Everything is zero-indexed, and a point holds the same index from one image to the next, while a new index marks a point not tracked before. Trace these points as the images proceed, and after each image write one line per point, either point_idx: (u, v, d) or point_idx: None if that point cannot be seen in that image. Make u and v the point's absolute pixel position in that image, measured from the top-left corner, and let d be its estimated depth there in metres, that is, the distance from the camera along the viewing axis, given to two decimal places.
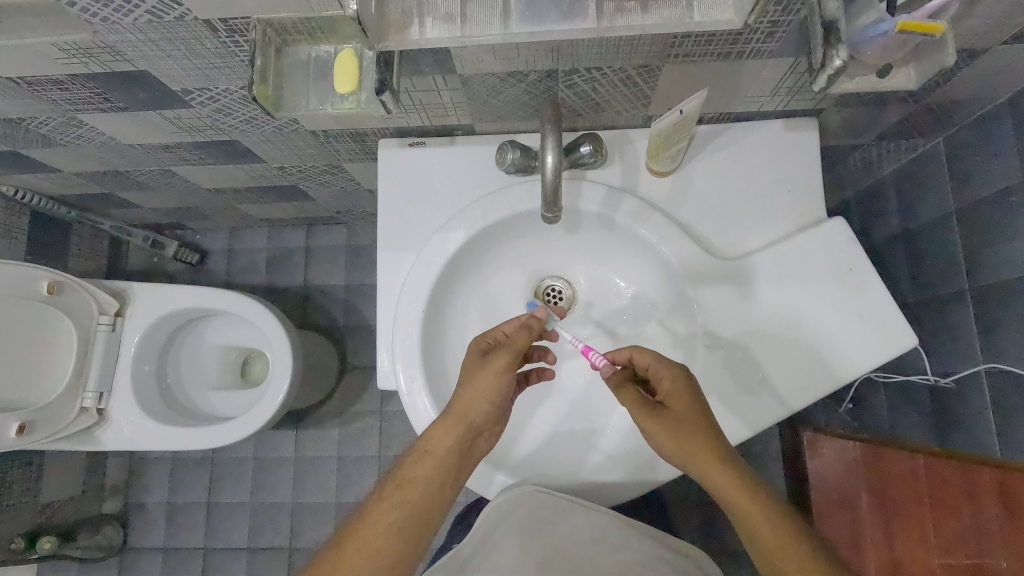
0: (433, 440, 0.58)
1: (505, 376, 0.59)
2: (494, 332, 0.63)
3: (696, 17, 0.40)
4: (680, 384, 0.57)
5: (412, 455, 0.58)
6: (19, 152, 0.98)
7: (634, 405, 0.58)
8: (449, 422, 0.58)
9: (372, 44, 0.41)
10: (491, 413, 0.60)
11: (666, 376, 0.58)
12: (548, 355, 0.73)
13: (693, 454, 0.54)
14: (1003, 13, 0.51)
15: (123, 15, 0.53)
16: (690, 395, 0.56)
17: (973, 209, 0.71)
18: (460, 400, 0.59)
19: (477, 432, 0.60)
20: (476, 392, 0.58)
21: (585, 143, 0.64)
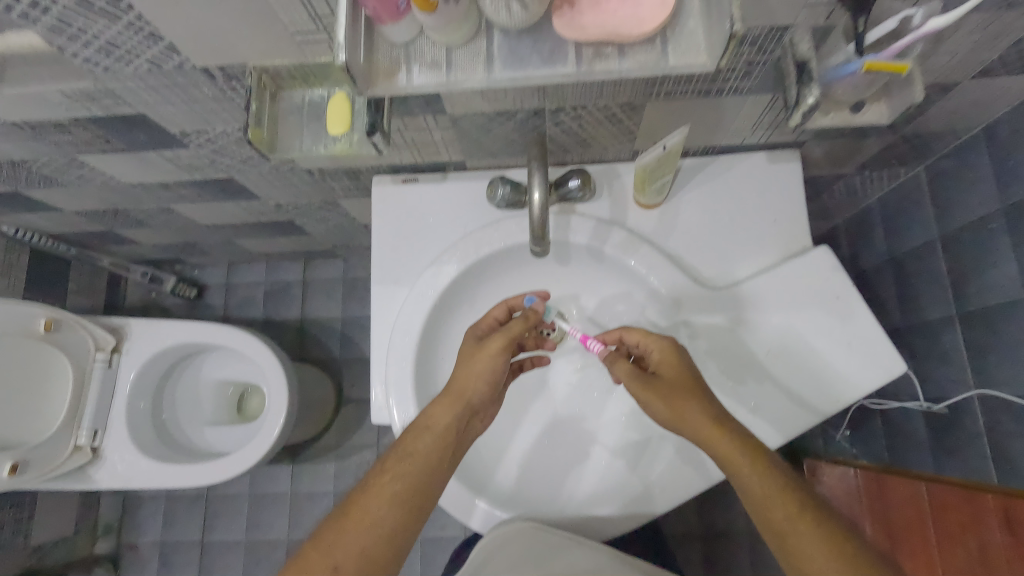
0: (431, 414, 0.57)
1: (501, 359, 0.60)
2: (486, 319, 0.65)
3: (671, 62, 0.42)
4: (671, 356, 0.58)
5: (409, 432, 0.57)
6: (20, 192, 1.00)
7: (628, 378, 0.58)
8: (446, 399, 0.58)
9: (362, 90, 0.43)
10: (488, 394, 0.59)
11: (656, 350, 0.59)
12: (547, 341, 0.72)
13: (691, 419, 0.53)
14: (970, 51, 0.53)
15: (124, 64, 0.55)
16: (683, 365, 0.57)
17: (957, 236, 0.72)
18: (458, 378, 0.59)
19: (475, 413, 0.59)
20: (473, 370, 0.59)
21: (573, 178, 0.66)
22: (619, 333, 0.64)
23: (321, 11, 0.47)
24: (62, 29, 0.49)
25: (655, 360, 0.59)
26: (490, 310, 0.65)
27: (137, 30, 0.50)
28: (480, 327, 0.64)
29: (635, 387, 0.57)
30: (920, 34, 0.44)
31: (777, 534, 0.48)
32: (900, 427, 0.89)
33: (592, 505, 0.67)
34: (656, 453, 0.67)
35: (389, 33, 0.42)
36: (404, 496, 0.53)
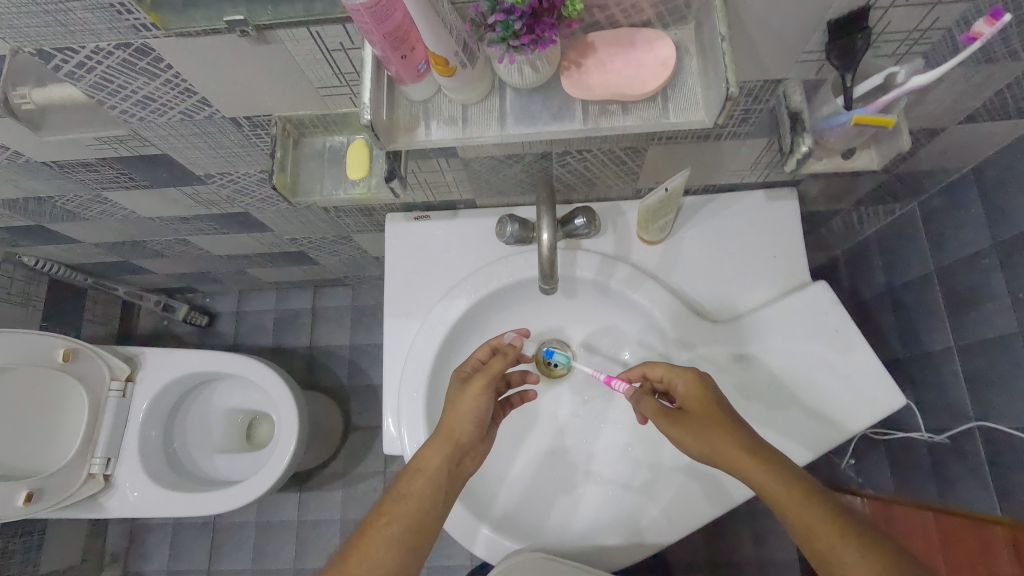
0: (423, 456, 0.58)
1: (484, 399, 0.60)
2: (469, 361, 0.64)
3: (672, 118, 0.45)
4: (696, 389, 0.58)
5: (406, 474, 0.58)
6: (44, 226, 1.04)
7: (658, 415, 0.58)
8: (437, 440, 0.59)
9: (384, 144, 0.46)
10: (477, 433, 0.60)
11: (681, 384, 0.59)
12: (530, 374, 0.72)
13: (722, 451, 0.53)
14: (953, 101, 0.57)
15: (158, 115, 0.59)
16: (708, 397, 0.57)
17: (951, 270, 0.74)
18: (445, 419, 0.60)
19: (466, 450, 0.60)
20: (458, 411, 0.59)
21: (579, 216, 0.69)
22: (641, 370, 0.64)
23: (344, 69, 0.51)
24: (103, 85, 0.53)
25: (681, 395, 0.59)
26: (472, 351, 0.65)
27: (174, 85, 0.53)
28: (463, 369, 0.64)
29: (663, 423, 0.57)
30: (904, 91, 0.47)
31: (824, 564, 0.46)
32: (903, 456, 0.90)
33: (601, 536, 0.68)
34: (663, 484, 0.68)
35: (410, 92, 0.46)
36: (404, 536, 0.54)
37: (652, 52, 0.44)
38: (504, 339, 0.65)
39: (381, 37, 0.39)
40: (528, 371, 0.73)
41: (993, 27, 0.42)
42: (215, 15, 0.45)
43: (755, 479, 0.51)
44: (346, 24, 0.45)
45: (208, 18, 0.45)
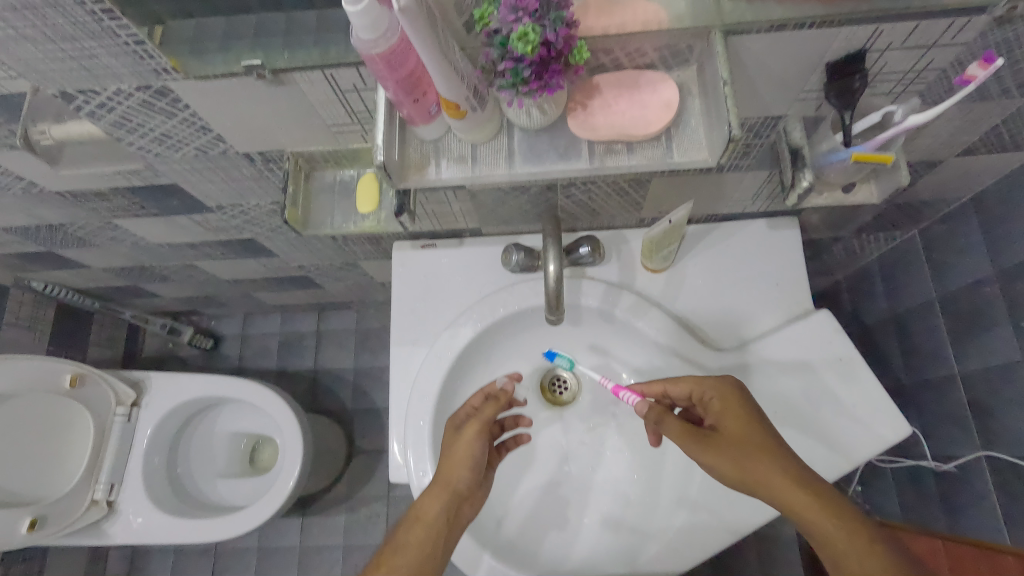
0: (421, 504, 0.57)
1: (478, 444, 0.59)
2: (461, 409, 0.62)
3: (675, 157, 0.46)
4: (730, 406, 0.55)
5: (403, 525, 0.57)
6: (54, 252, 1.06)
7: (685, 437, 0.55)
8: (433, 488, 0.58)
9: (396, 182, 0.47)
10: (474, 479, 0.59)
11: (716, 399, 0.56)
12: (522, 418, 0.73)
13: (759, 477, 0.50)
14: (950, 136, 0.58)
15: (174, 151, 0.61)
16: (744, 418, 0.54)
17: (953, 297, 0.75)
18: (442, 467, 0.59)
19: (464, 498, 0.58)
20: (456, 458, 0.58)
21: (584, 245, 0.70)
22: (662, 388, 0.60)
23: (356, 108, 0.53)
24: (122, 123, 0.55)
25: (716, 410, 0.56)
26: (466, 399, 0.62)
27: (190, 124, 0.55)
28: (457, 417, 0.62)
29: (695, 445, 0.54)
30: (901, 129, 0.48)
31: None
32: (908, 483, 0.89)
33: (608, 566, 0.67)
34: (670, 514, 0.68)
35: (420, 132, 0.47)
36: None
37: (656, 94, 0.46)
38: (496, 385, 0.62)
39: (393, 82, 0.40)
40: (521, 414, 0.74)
41: (986, 70, 0.44)
42: (226, 44, 0.49)
43: (798, 508, 0.48)
44: (359, 67, 0.47)
45: (217, 44, 0.50)
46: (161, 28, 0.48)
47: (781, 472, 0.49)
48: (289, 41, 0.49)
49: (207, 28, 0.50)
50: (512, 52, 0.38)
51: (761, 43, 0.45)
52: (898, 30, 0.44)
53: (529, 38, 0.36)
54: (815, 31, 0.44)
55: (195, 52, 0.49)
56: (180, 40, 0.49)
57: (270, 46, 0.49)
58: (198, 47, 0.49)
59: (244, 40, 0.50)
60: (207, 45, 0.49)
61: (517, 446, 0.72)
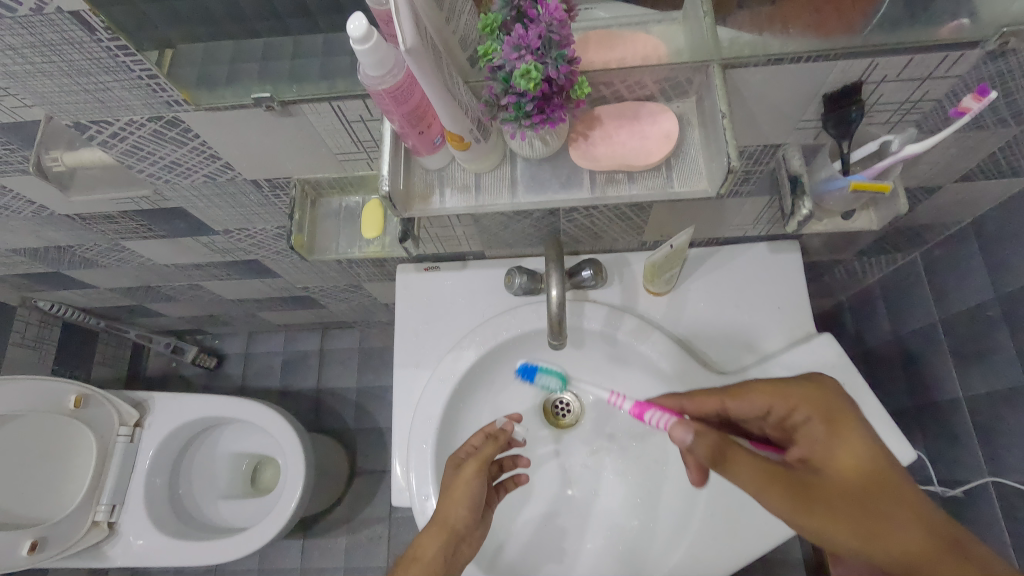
0: (420, 544, 0.56)
1: (477, 482, 0.59)
2: (462, 447, 0.64)
3: (676, 187, 0.47)
4: (836, 431, 0.46)
5: (400, 565, 0.55)
6: (62, 273, 1.07)
7: (769, 479, 0.43)
8: (431, 528, 0.57)
9: (400, 211, 0.48)
10: (471, 519, 0.58)
11: (817, 423, 0.47)
12: (521, 458, 0.74)
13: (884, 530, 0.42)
14: (948, 163, 0.59)
15: (184, 178, 0.62)
16: (857, 451, 0.45)
17: (956, 320, 0.75)
18: (440, 505, 0.58)
19: (460, 539, 0.58)
20: (454, 497, 0.58)
21: (586, 268, 0.70)
22: (722, 402, 0.53)
23: (363, 138, 0.54)
24: (134, 152, 0.56)
25: (812, 436, 0.47)
26: (468, 437, 0.64)
27: (200, 152, 0.56)
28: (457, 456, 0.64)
29: (775, 491, 0.42)
30: (899, 158, 0.49)
31: None
32: None
33: None
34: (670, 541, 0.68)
35: (425, 162, 0.48)
36: None
37: (656, 125, 0.47)
38: (496, 425, 0.65)
39: (399, 116, 0.41)
40: (520, 455, 0.75)
41: (980, 103, 0.45)
42: (233, 68, 0.51)
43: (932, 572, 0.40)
44: (366, 99, 0.48)
45: (226, 69, 0.51)
46: (171, 51, 0.50)
47: (907, 526, 0.42)
48: (297, 71, 0.50)
49: (216, 52, 0.51)
50: (514, 88, 0.39)
51: (759, 75, 0.46)
52: (892, 64, 0.45)
53: (531, 75, 0.37)
54: (811, 64, 0.45)
55: (203, 79, 0.50)
56: (189, 63, 0.50)
57: (279, 76, 0.50)
58: (206, 71, 0.50)
59: (252, 64, 0.51)
60: (216, 70, 0.51)
61: (516, 486, 0.72)
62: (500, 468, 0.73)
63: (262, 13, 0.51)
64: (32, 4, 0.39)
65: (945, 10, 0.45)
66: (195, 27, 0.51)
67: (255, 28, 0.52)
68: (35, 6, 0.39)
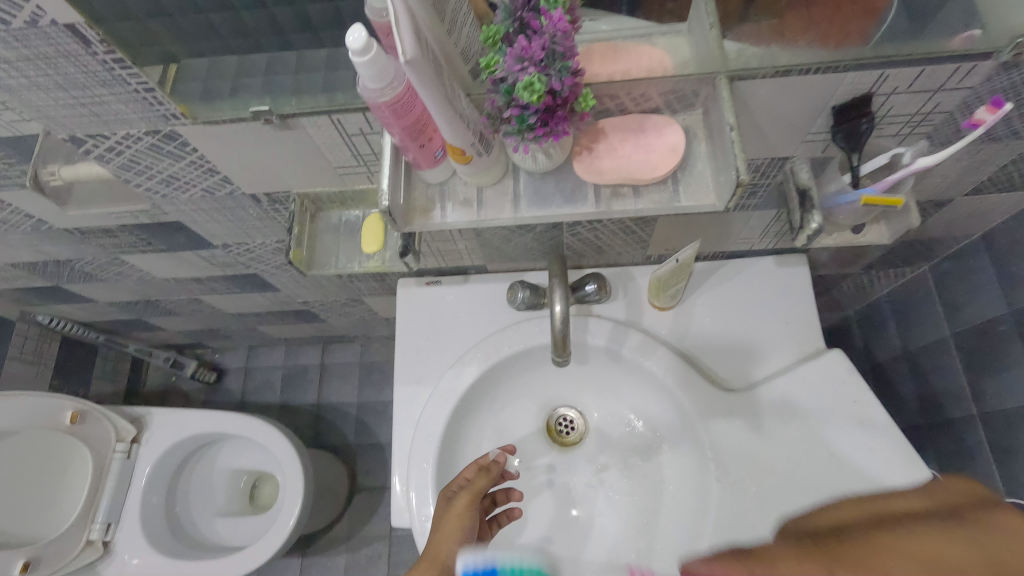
0: None
1: (470, 513, 0.59)
2: (455, 481, 0.64)
3: (682, 202, 0.46)
4: None
5: None
6: (61, 287, 1.06)
7: None
8: (422, 565, 0.53)
9: (400, 226, 0.47)
10: (465, 556, 0.54)
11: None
12: (514, 492, 0.71)
13: None
14: (959, 176, 0.58)
15: (182, 192, 0.61)
16: None
17: (968, 335, 0.73)
18: (431, 542, 0.55)
19: None
20: (446, 531, 0.55)
21: (590, 282, 0.69)
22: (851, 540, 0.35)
23: (363, 151, 0.53)
24: (131, 166, 0.56)
25: None
26: (460, 471, 0.64)
27: (198, 166, 0.56)
28: (449, 490, 0.63)
29: None
30: (911, 171, 0.47)
31: None
32: None
33: None
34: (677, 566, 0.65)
35: (426, 176, 0.47)
36: None
37: (662, 138, 0.46)
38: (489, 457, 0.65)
39: (399, 129, 0.40)
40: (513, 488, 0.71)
41: (995, 114, 0.44)
42: (236, 82, 0.50)
43: None
44: (366, 112, 0.47)
45: (228, 83, 0.50)
46: (176, 65, 0.49)
47: None
48: (297, 85, 0.50)
49: (220, 66, 0.51)
50: (517, 101, 0.38)
51: (766, 87, 0.45)
52: (904, 76, 0.44)
53: (535, 87, 0.36)
54: (820, 76, 0.44)
55: (205, 92, 0.49)
56: (194, 77, 0.50)
57: (279, 91, 0.49)
58: (208, 85, 0.50)
59: (256, 78, 0.50)
60: (219, 85, 0.50)
61: (510, 519, 0.70)
62: (493, 502, 0.70)
63: (265, 28, 0.51)
64: (28, 15, 0.38)
65: (956, 21, 0.45)
66: (198, 40, 0.50)
67: (258, 41, 0.51)
68: (30, 19, 0.38)
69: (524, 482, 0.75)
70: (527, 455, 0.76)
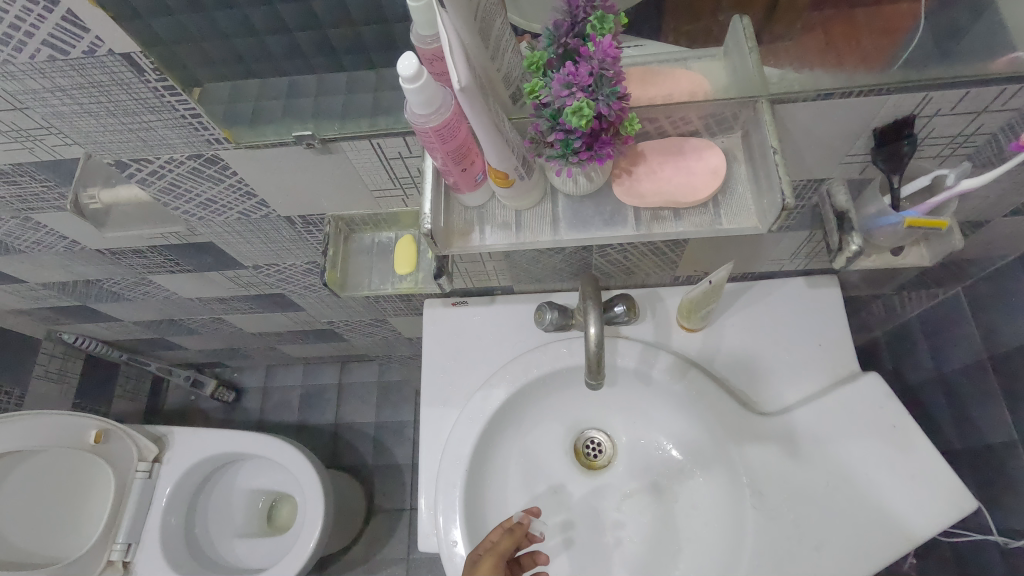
0: None
1: None
2: (481, 544, 0.60)
3: (723, 224, 0.46)
4: None
5: None
6: (87, 306, 1.07)
7: None
8: None
9: (441, 248, 0.47)
10: None
11: None
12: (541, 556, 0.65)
13: None
14: (997, 197, 0.57)
15: (218, 215, 0.62)
16: None
17: (1006, 357, 0.72)
18: None
19: None
20: None
21: (619, 303, 0.68)
22: None
23: (400, 174, 0.54)
24: (172, 190, 0.57)
25: None
26: (487, 535, 0.60)
27: (236, 189, 0.56)
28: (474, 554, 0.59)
29: None
30: (955, 193, 0.47)
31: None
32: (965, 559, 0.83)
33: None
34: None
35: (465, 199, 0.47)
36: None
37: (702, 161, 0.46)
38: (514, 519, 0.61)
39: (444, 153, 0.41)
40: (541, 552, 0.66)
41: None
42: (269, 104, 0.51)
43: None
44: (406, 136, 0.48)
45: (250, 106, 0.51)
46: (200, 89, 0.49)
47: None
48: (335, 109, 0.50)
49: (243, 89, 0.51)
50: (563, 125, 0.38)
51: (807, 110, 0.45)
52: (947, 98, 0.44)
53: (583, 112, 0.36)
54: (861, 99, 0.44)
55: (238, 115, 0.50)
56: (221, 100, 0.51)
57: (318, 114, 0.50)
58: (235, 107, 0.51)
59: (277, 100, 0.51)
60: (253, 108, 0.51)
61: None
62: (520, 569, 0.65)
63: (289, 53, 0.50)
64: (86, 46, 0.39)
65: (994, 42, 0.44)
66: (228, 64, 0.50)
67: (285, 66, 0.51)
68: (88, 48, 0.39)
69: (555, 506, 0.73)
70: (554, 479, 0.74)
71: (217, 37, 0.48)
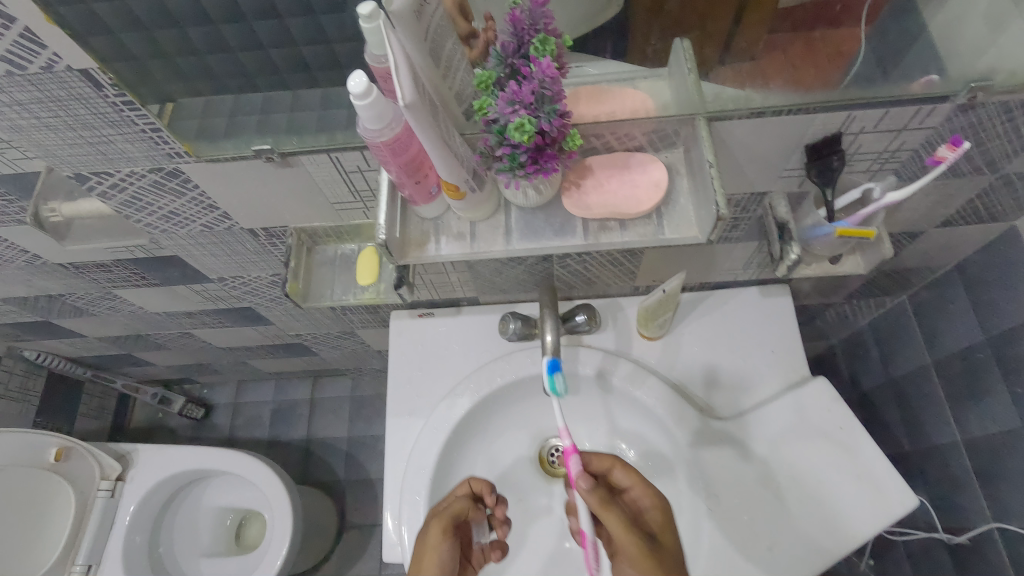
0: None
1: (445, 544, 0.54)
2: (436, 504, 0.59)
3: (666, 234, 0.48)
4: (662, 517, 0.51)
5: None
6: (51, 321, 1.05)
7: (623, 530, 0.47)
8: None
9: (397, 258, 0.49)
10: None
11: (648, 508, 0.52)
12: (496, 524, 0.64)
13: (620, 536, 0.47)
14: (927, 209, 0.61)
15: (181, 228, 0.63)
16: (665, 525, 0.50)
17: (948, 362, 0.75)
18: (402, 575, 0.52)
19: None
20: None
21: (580, 312, 0.70)
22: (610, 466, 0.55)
23: (360, 187, 0.55)
24: (133, 203, 0.57)
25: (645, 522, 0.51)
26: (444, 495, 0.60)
27: (199, 203, 0.58)
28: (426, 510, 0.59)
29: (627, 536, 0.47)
30: (881, 205, 0.50)
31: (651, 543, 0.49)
32: (918, 558, 0.86)
33: None
34: None
35: (421, 211, 0.49)
36: None
37: (646, 174, 0.49)
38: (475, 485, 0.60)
39: (396, 166, 0.42)
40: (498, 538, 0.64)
41: (955, 152, 0.46)
42: (231, 119, 0.52)
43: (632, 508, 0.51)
44: (364, 151, 0.50)
45: (210, 121, 0.52)
46: (172, 104, 0.50)
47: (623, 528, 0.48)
48: (294, 125, 0.52)
49: (203, 104, 0.52)
50: (509, 139, 0.40)
51: (742, 128, 0.48)
52: (869, 117, 0.47)
53: (525, 128, 0.39)
54: (791, 117, 0.47)
55: (200, 129, 0.51)
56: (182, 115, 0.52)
57: (279, 130, 0.51)
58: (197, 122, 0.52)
59: (238, 116, 0.52)
60: (215, 122, 0.52)
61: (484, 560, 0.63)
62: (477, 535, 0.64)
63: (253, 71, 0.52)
64: (44, 61, 0.40)
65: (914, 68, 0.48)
66: (191, 81, 0.51)
67: (247, 83, 0.52)
68: (46, 64, 0.40)
69: (518, 514, 0.74)
70: (519, 487, 0.75)
71: (181, 55, 0.49)
